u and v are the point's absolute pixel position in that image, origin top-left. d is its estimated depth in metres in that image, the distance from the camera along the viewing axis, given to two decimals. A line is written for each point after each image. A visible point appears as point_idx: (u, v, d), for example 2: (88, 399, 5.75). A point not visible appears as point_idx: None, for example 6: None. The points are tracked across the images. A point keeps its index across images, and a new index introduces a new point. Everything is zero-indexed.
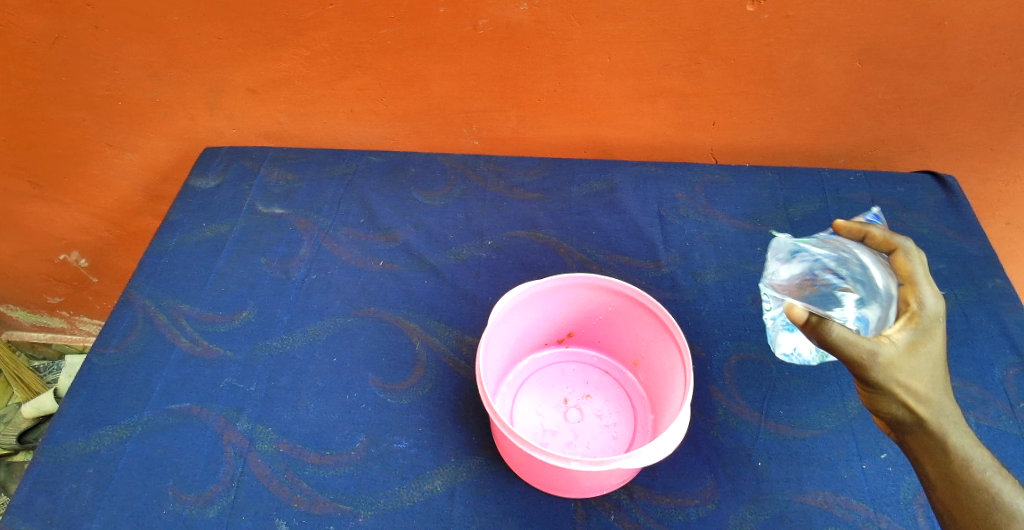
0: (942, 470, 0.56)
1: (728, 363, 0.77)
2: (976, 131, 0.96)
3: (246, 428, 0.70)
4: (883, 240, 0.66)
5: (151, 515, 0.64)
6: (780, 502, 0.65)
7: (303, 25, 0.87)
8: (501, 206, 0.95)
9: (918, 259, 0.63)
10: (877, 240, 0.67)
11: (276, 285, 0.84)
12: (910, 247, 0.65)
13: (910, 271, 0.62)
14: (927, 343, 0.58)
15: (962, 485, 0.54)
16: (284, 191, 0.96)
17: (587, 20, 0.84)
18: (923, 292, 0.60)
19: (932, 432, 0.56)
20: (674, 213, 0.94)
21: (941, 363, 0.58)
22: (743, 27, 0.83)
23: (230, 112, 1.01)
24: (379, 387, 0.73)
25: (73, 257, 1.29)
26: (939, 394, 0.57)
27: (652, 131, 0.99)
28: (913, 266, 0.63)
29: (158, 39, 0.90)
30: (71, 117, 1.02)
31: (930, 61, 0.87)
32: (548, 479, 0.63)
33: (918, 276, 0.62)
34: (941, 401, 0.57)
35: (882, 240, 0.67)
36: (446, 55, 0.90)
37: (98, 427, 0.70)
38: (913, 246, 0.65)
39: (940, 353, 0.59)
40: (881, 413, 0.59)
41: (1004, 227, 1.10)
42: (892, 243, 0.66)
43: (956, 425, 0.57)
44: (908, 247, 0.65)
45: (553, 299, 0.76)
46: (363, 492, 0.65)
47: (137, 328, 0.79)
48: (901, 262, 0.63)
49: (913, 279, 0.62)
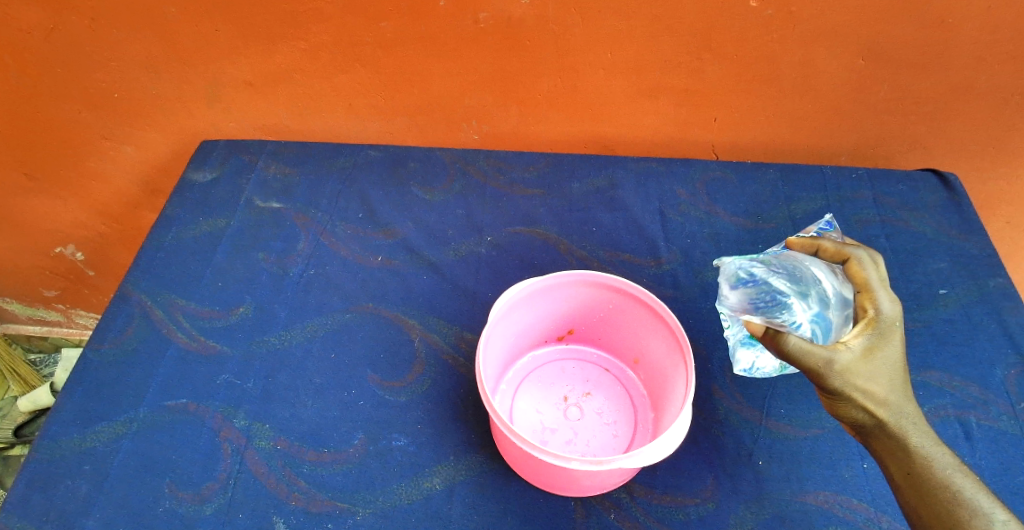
0: (906, 471, 0.56)
1: (728, 362, 0.76)
2: (979, 129, 0.95)
3: (244, 425, 0.69)
4: (834, 252, 0.67)
5: (147, 512, 0.63)
6: (781, 501, 0.65)
7: (301, 18, 0.86)
8: (501, 202, 0.94)
9: (869, 266, 0.64)
10: (830, 251, 0.67)
11: (274, 281, 0.83)
12: (863, 257, 0.65)
13: (863, 279, 0.63)
14: (886, 348, 0.58)
15: (930, 488, 0.54)
16: (282, 186, 0.95)
17: (589, 16, 0.83)
18: (879, 297, 0.61)
19: (896, 435, 0.56)
20: (675, 210, 0.93)
21: (901, 366, 0.58)
22: (747, 24, 0.83)
23: (228, 106, 1.00)
24: (378, 384, 0.73)
25: (69, 250, 1.28)
26: (900, 397, 0.57)
27: (654, 128, 0.99)
28: (866, 274, 0.63)
29: (155, 31, 0.89)
30: (66, 110, 1.00)
31: (935, 59, 0.86)
32: (547, 478, 0.62)
33: (872, 284, 0.62)
34: (901, 404, 0.57)
35: (834, 251, 0.67)
36: (447, 50, 0.89)
37: (93, 423, 0.69)
38: (864, 254, 0.65)
39: (899, 356, 0.59)
40: (845, 420, 0.59)
41: (1005, 226, 1.09)
42: (844, 253, 0.66)
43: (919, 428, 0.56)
44: (860, 255, 0.65)
45: (553, 297, 0.75)
46: (362, 490, 0.65)
47: (133, 324, 0.79)
48: (855, 270, 0.64)
49: (867, 287, 0.62)
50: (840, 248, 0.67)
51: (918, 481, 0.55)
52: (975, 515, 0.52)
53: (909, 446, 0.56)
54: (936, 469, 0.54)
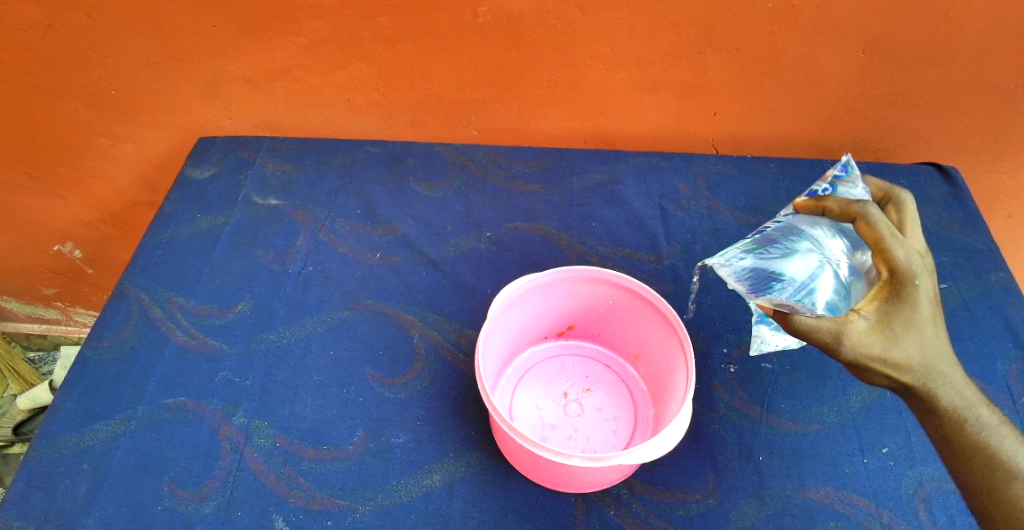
0: (941, 431, 0.54)
1: (729, 357, 0.76)
2: (982, 122, 0.94)
3: (243, 423, 0.69)
4: (843, 209, 0.59)
5: (146, 511, 0.63)
6: (782, 497, 0.65)
7: (299, 13, 0.85)
8: (501, 198, 0.94)
9: (881, 217, 0.56)
10: (837, 207, 0.60)
11: (273, 278, 0.83)
12: (875, 208, 0.57)
13: (878, 235, 0.55)
14: (907, 308, 0.53)
15: (960, 445, 0.53)
16: (281, 182, 0.95)
17: (589, 10, 0.83)
18: (893, 256, 0.54)
19: (925, 398, 0.54)
20: (675, 206, 0.93)
21: (928, 323, 0.53)
22: (748, 17, 0.82)
23: (226, 102, 0.99)
24: (378, 381, 0.73)
25: (67, 248, 1.27)
26: (929, 357, 0.53)
27: (654, 122, 0.98)
28: (878, 228, 0.55)
29: (152, 27, 0.88)
30: (64, 107, 1.00)
31: (937, 53, 0.85)
32: (548, 475, 0.62)
33: (885, 237, 0.55)
34: (931, 366, 0.54)
35: (842, 205, 0.59)
36: (446, 45, 0.88)
37: (92, 422, 0.69)
38: (875, 205, 0.58)
39: (925, 312, 0.53)
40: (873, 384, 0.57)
41: (1007, 220, 1.09)
42: (856, 209, 0.58)
43: (948, 384, 0.54)
44: (869, 213, 0.57)
45: (554, 292, 0.75)
46: (362, 488, 0.64)
47: (131, 322, 0.78)
48: (867, 224, 0.56)
49: (882, 241, 0.55)
50: (846, 201, 0.59)
51: (948, 438, 0.54)
52: (1008, 469, 0.52)
53: (939, 407, 0.54)
54: (966, 425, 0.53)
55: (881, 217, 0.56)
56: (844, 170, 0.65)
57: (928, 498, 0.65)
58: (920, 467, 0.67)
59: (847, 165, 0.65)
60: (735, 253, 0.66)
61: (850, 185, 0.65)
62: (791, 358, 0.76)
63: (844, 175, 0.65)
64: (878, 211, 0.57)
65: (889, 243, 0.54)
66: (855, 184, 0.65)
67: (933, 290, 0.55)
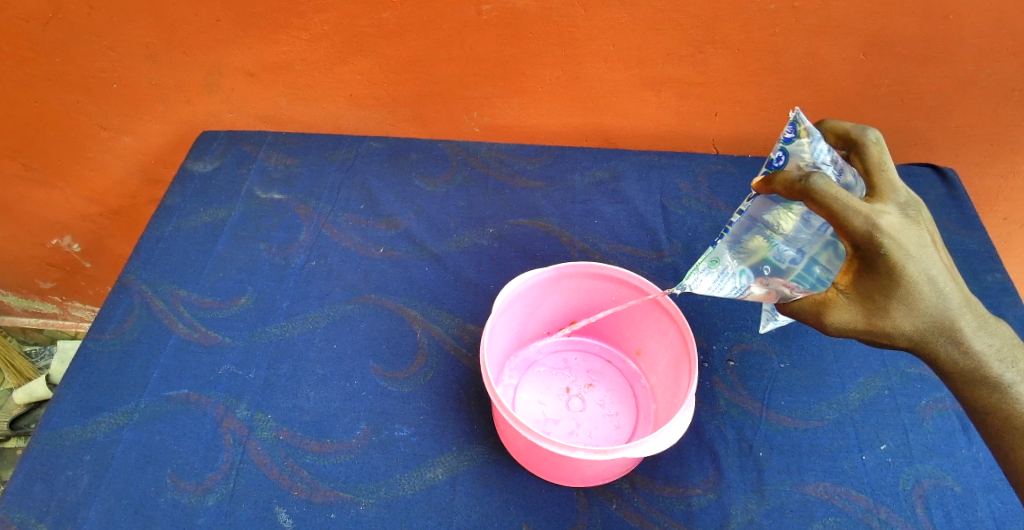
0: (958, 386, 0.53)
1: (729, 354, 0.77)
2: (979, 124, 0.95)
3: (246, 415, 0.69)
4: (788, 189, 0.51)
5: (149, 503, 0.63)
6: (781, 493, 0.65)
7: (303, 7, 0.85)
8: (503, 194, 0.94)
9: (833, 185, 0.49)
10: (780, 185, 0.52)
11: (276, 271, 0.83)
12: (823, 176, 0.49)
13: (831, 211, 0.49)
14: (886, 280, 0.50)
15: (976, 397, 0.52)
16: (283, 176, 0.95)
17: (592, 7, 0.83)
18: (852, 227, 0.49)
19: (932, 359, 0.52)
20: (676, 204, 0.93)
21: (918, 287, 0.50)
22: (751, 17, 0.83)
23: (228, 95, 0.99)
24: (380, 375, 0.73)
25: (66, 241, 1.27)
26: (923, 319, 0.50)
27: (656, 120, 0.99)
28: (831, 203, 0.49)
29: (155, 19, 0.88)
30: (65, 99, 0.99)
31: (936, 54, 0.86)
32: (551, 468, 0.63)
33: (841, 210, 0.49)
34: (932, 329, 0.51)
35: (786, 185, 0.51)
36: (449, 40, 0.89)
37: (95, 414, 0.69)
38: (819, 176, 0.49)
39: (913, 277, 0.49)
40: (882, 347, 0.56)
41: (1002, 223, 1.10)
42: (799, 184, 0.50)
43: (954, 341, 0.51)
44: (815, 189, 0.49)
45: (558, 288, 0.75)
46: (364, 481, 0.65)
47: (133, 314, 0.78)
48: (816, 201, 0.49)
49: (838, 215, 0.49)
50: (786, 176, 0.51)
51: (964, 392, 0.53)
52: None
53: (948, 366, 0.52)
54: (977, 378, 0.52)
55: (834, 183, 0.49)
56: (795, 133, 0.50)
57: (925, 494, 0.65)
58: (918, 464, 0.68)
59: (798, 123, 0.50)
60: (701, 267, 0.63)
61: (809, 143, 0.51)
62: (790, 356, 0.77)
63: (796, 137, 0.51)
64: (827, 177, 0.49)
65: (847, 217, 0.49)
66: (814, 138, 0.51)
67: (920, 247, 0.50)
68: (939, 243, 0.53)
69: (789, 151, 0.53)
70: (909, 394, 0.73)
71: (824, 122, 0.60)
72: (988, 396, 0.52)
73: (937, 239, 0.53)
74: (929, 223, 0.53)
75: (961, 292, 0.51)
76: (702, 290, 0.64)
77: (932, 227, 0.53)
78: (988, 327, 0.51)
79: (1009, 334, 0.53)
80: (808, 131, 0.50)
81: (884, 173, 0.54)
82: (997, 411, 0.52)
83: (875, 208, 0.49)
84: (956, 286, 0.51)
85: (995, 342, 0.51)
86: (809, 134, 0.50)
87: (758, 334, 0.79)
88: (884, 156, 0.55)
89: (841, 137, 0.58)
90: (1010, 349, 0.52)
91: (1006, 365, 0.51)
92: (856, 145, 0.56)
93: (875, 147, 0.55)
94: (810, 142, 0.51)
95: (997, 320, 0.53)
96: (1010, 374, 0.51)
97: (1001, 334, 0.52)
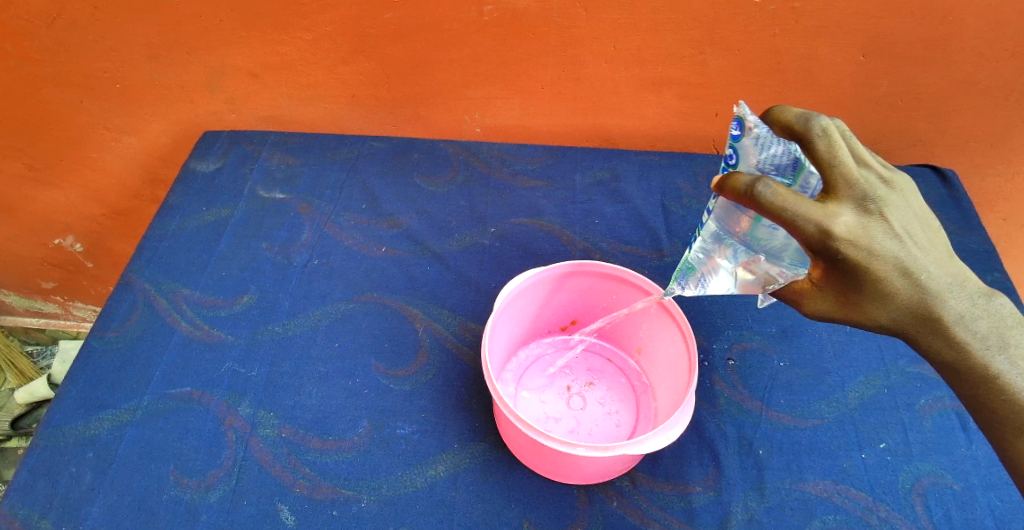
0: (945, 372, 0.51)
1: (729, 353, 0.77)
2: (978, 124, 0.96)
3: (248, 413, 0.69)
4: (734, 196, 0.48)
5: (151, 499, 0.63)
6: (781, 490, 0.66)
7: (305, 8, 0.86)
8: (504, 193, 0.95)
9: (780, 193, 0.46)
10: (728, 191, 0.49)
11: (278, 270, 0.83)
12: (769, 184, 0.46)
13: (779, 221, 0.46)
14: (850, 279, 0.48)
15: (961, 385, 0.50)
16: (285, 175, 0.95)
17: (593, 8, 0.84)
18: (803, 235, 0.46)
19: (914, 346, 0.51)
20: (677, 204, 0.94)
21: (886, 283, 0.47)
22: (750, 18, 0.83)
23: (230, 95, 0.99)
24: (382, 373, 0.73)
25: (68, 241, 1.27)
26: (897, 311, 0.49)
27: (657, 121, 0.99)
28: (778, 214, 0.46)
29: (158, 19, 0.89)
30: (68, 99, 1.00)
31: (935, 55, 0.87)
32: (550, 465, 0.63)
33: (790, 219, 0.46)
34: (907, 321, 0.49)
35: (733, 192, 0.48)
36: (450, 41, 0.89)
37: (98, 411, 0.69)
38: (763, 185, 0.46)
39: (878, 273, 0.47)
40: None
41: (1002, 223, 1.10)
42: (745, 194, 0.47)
43: (933, 332, 0.49)
44: (760, 199, 0.46)
45: (560, 288, 0.76)
46: (366, 478, 0.65)
47: (136, 312, 0.79)
48: (763, 212, 0.46)
49: (788, 224, 0.46)
50: (732, 181, 0.48)
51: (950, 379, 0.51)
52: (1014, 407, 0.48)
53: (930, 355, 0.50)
54: (962, 366, 0.49)
55: (782, 189, 0.46)
56: (739, 129, 0.50)
57: (924, 493, 0.66)
58: (917, 462, 0.68)
59: (742, 118, 0.49)
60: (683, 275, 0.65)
61: (757, 139, 0.50)
62: (790, 355, 0.77)
63: (742, 134, 0.50)
64: (775, 183, 0.46)
65: (798, 226, 0.46)
66: (761, 135, 0.50)
67: (885, 241, 0.47)
68: (921, 225, 0.49)
69: (737, 148, 0.52)
70: (909, 393, 0.74)
71: (772, 110, 0.52)
72: (974, 386, 0.50)
73: (915, 221, 0.49)
74: (903, 207, 0.49)
75: (943, 278, 0.48)
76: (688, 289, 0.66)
77: (909, 209, 0.49)
78: (973, 313, 0.49)
79: (1002, 315, 0.49)
80: (752, 127, 0.49)
81: (839, 167, 0.48)
82: (983, 401, 0.50)
83: (828, 212, 0.46)
84: (936, 272, 0.48)
85: (982, 326, 0.49)
86: (754, 131, 0.49)
87: (758, 333, 0.79)
88: (835, 147, 0.48)
89: (786, 131, 0.51)
90: (1000, 332, 0.49)
91: (995, 352, 0.49)
92: (802, 138, 0.49)
93: (823, 140, 0.49)
94: (756, 140, 0.50)
95: (989, 301, 0.49)
96: (999, 361, 0.49)
97: (991, 317, 0.49)
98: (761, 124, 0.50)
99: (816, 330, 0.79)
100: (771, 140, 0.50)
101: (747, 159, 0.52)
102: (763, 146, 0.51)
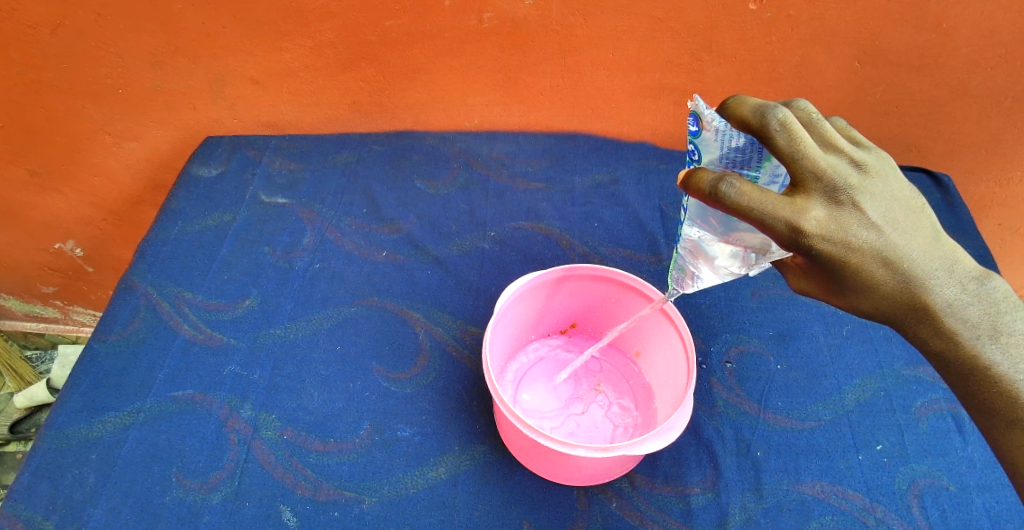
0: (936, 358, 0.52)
1: (727, 355, 0.78)
2: (972, 130, 0.97)
3: (250, 415, 0.70)
4: (701, 194, 0.48)
5: (156, 502, 0.64)
6: (779, 492, 0.66)
7: (308, 15, 0.87)
8: (504, 198, 0.96)
9: (745, 192, 0.46)
10: (693, 190, 0.49)
11: (280, 274, 0.84)
12: (734, 183, 0.46)
13: (748, 219, 0.47)
14: (833, 270, 0.49)
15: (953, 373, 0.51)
16: (287, 181, 0.96)
17: (591, 16, 0.85)
18: (775, 233, 0.47)
19: (907, 332, 0.52)
20: (675, 209, 0.95)
21: (869, 272, 0.48)
22: (746, 26, 0.85)
23: (233, 102, 1.00)
24: (384, 376, 0.74)
25: (68, 246, 1.28)
26: (883, 299, 0.49)
27: (654, 127, 1.00)
28: (745, 212, 0.46)
29: (162, 27, 0.89)
30: (70, 105, 1.00)
31: (928, 62, 0.88)
32: (549, 467, 0.64)
33: (758, 218, 0.46)
34: (895, 308, 0.50)
35: (699, 191, 0.48)
36: (452, 48, 0.90)
37: (100, 413, 0.70)
38: (728, 186, 0.46)
39: (860, 264, 0.48)
40: None
41: (997, 229, 1.11)
42: (710, 194, 0.47)
43: (922, 319, 0.50)
44: (725, 198, 0.46)
45: (558, 292, 0.77)
46: (367, 479, 0.65)
47: (139, 316, 0.79)
48: (730, 210, 0.47)
49: (757, 222, 0.46)
50: (697, 180, 0.48)
51: (942, 365, 0.52)
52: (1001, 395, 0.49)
53: (921, 340, 0.51)
54: (951, 353, 0.50)
55: (747, 186, 0.46)
56: (697, 124, 0.51)
57: (920, 494, 0.66)
58: (913, 464, 0.69)
59: (698, 112, 0.50)
60: (677, 275, 0.68)
61: (715, 133, 0.51)
62: (787, 358, 0.78)
63: (702, 128, 0.51)
64: (740, 181, 0.46)
65: (766, 223, 0.46)
66: (718, 129, 0.51)
67: (862, 231, 0.47)
68: (905, 209, 0.48)
69: (699, 143, 0.53)
70: (904, 395, 0.74)
71: (727, 100, 0.49)
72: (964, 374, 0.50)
73: (897, 205, 0.48)
74: (884, 193, 0.48)
75: (927, 264, 0.48)
76: (680, 289, 0.68)
77: (888, 194, 0.48)
78: (961, 300, 0.49)
79: (995, 300, 0.50)
80: (709, 122, 0.50)
81: (804, 160, 0.46)
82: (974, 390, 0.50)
83: (798, 209, 0.46)
84: (920, 258, 0.48)
85: (972, 312, 0.49)
86: (712, 125, 0.50)
87: (756, 336, 0.80)
88: (795, 140, 0.46)
89: (744, 124, 0.48)
90: (992, 317, 0.49)
91: (987, 341, 0.49)
92: (760, 133, 0.47)
93: (781, 134, 0.46)
94: (716, 133, 0.51)
95: (981, 285, 0.50)
96: (991, 350, 0.49)
97: (981, 303, 0.49)
98: (720, 117, 0.51)
99: (813, 333, 0.80)
100: (732, 132, 0.51)
101: (711, 153, 0.53)
102: (724, 139, 0.52)
